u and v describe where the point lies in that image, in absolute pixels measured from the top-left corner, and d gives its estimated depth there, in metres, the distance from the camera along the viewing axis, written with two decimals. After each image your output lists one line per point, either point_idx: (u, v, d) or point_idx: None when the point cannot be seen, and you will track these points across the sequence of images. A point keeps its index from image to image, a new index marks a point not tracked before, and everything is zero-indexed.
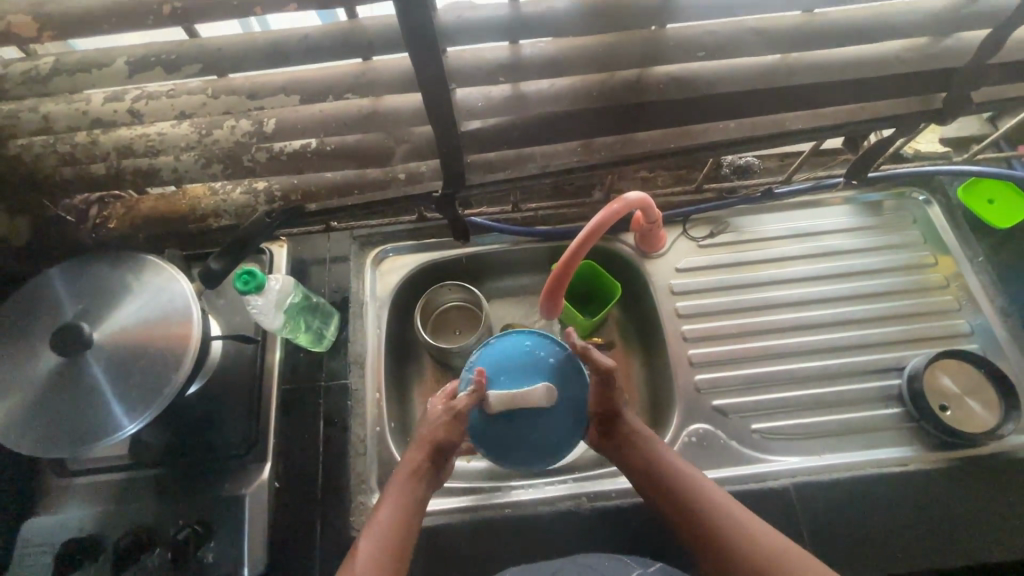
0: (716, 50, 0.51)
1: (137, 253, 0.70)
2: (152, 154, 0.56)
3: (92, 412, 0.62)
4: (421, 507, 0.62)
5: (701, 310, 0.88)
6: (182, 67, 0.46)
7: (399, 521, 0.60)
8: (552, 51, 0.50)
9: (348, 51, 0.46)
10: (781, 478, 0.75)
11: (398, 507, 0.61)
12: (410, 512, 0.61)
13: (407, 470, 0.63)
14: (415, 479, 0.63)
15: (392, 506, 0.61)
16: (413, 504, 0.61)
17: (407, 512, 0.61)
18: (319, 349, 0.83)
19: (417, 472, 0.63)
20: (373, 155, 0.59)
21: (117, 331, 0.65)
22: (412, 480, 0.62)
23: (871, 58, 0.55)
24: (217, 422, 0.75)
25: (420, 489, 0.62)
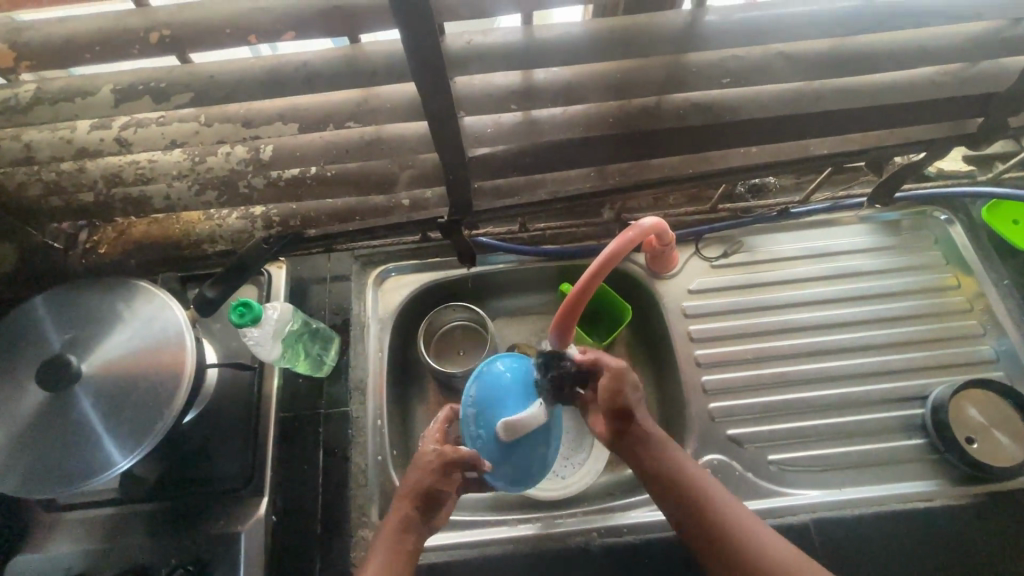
0: (742, 76, 0.48)
1: (129, 280, 0.67)
2: (143, 182, 0.53)
3: (81, 449, 0.59)
4: (409, 559, 0.61)
5: (715, 334, 0.85)
6: (172, 97, 0.43)
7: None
8: (566, 77, 0.47)
9: (349, 79, 0.43)
10: (800, 514, 0.72)
11: (384, 562, 0.60)
12: (396, 568, 0.59)
13: (393, 522, 0.62)
14: (402, 532, 0.61)
15: (377, 560, 0.60)
16: (400, 558, 0.60)
17: (394, 567, 0.59)
18: (319, 374, 0.80)
19: (404, 524, 0.62)
20: (376, 183, 0.56)
21: (108, 361, 0.62)
22: (398, 534, 0.61)
23: (905, 83, 0.52)
24: (212, 454, 0.72)
25: (407, 543, 0.61)
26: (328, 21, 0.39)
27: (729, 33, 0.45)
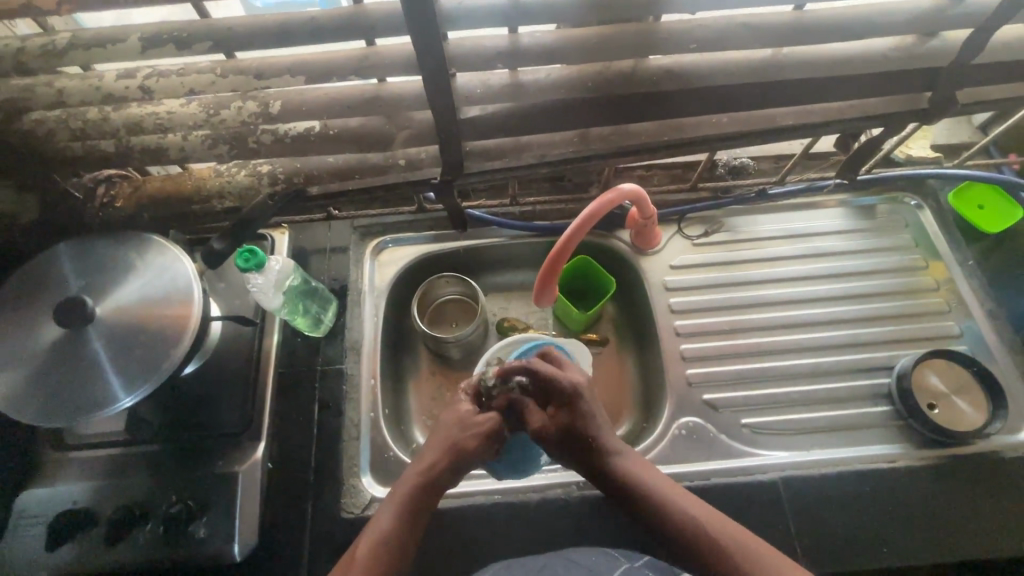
0: (708, 42, 0.54)
1: (142, 233, 0.72)
2: (161, 132, 0.58)
3: (91, 385, 0.63)
4: (427, 513, 0.61)
5: (694, 306, 0.89)
6: (193, 45, 0.48)
7: (402, 524, 0.58)
8: (548, 40, 0.53)
9: (353, 32, 0.48)
10: (769, 472, 0.75)
11: (404, 510, 0.59)
12: (413, 517, 0.59)
13: (422, 474, 0.61)
14: (428, 488, 0.61)
15: (397, 507, 0.60)
16: (420, 511, 0.60)
17: (413, 516, 0.59)
18: (315, 334, 0.84)
19: (432, 481, 0.61)
20: (374, 140, 0.61)
21: (121, 308, 0.67)
22: (424, 487, 0.61)
23: (858, 56, 0.57)
24: (213, 403, 0.76)
25: (431, 500, 0.61)
26: None
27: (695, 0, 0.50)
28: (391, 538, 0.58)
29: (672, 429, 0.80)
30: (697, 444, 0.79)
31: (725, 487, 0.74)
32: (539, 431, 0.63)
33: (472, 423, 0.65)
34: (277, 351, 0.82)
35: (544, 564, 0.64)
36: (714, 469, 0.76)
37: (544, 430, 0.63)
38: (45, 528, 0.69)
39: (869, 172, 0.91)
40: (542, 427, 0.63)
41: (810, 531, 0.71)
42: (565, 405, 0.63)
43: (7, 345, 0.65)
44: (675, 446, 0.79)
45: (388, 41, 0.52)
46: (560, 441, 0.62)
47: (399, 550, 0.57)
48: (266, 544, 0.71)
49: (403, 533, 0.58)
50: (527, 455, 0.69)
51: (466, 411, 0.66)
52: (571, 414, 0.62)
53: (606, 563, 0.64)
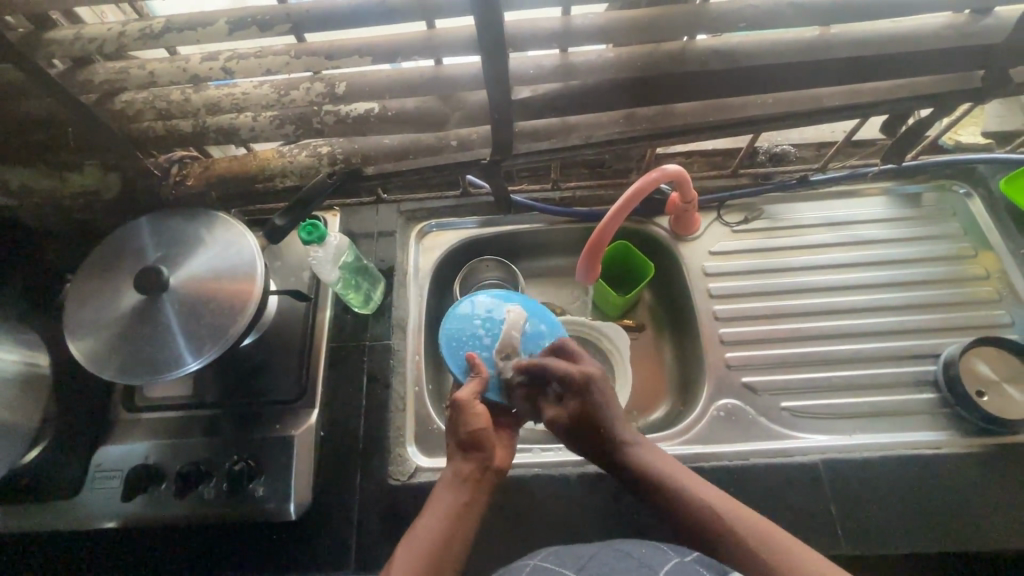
0: (757, 22, 0.55)
1: (210, 211, 0.77)
2: (236, 111, 0.63)
3: (165, 348, 0.68)
4: (469, 507, 0.62)
5: (734, 291, 0.90)
6: (275, 27, 0.52)
7: (444, 528, 0.60)
8: (600, 21, 0.55)
9: (420, 12, 0.52)
10: (809, 454, 0.75)
11: (441, 514, 0.61)
12: (454, 517, 0.61)
13: (447, 476, 0.64)
14: (458, 486, 0.63)
15: (436, 513, 0.61)
16: (458, 509, 0.61)
17: (450, 513, 0.61)
18: (365, 311, 0.88)
19: (460, 479, 0.63)
20: (430, 121, 0.64)
21: (190, 279, 0.72)
22: (453, 489, 0.63)
23: (909, 34, 0.57)
24: (271, 371, 0.80)
25: (465, 497, 0.62)
26: None
27: None
28: (439, 541, 0.59)
29: (710, 410, 0.81)
30: (736, 425, 0.80)
31: (766, 467, 0.74)
32: (551, 418, 0.66)
33: (470, 408, 0.66)
34: (328, 326, 0.86)
35: (593, 553, 0.62)
36: (753, 450, 0.77)
37: (553, 419, 0.66)
38: (118, 482, 0.75)
39: (915, 159, 0.90)
40: (551, 416, 0.66)
41: (851, 513, 0.71)
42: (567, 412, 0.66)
43: (93, 311, 0.71)
44: (714, 426, 0.80)
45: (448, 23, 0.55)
46: (568, 433, 0.66)
47: (448, 550, 0.59)
48: (319, 505, 0.75)
49: (446, 533, 0.60)
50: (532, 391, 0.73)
51: (465, 393, 0.67)
52: (582, 400, 0.65)
53: (655, 554, 0.61)
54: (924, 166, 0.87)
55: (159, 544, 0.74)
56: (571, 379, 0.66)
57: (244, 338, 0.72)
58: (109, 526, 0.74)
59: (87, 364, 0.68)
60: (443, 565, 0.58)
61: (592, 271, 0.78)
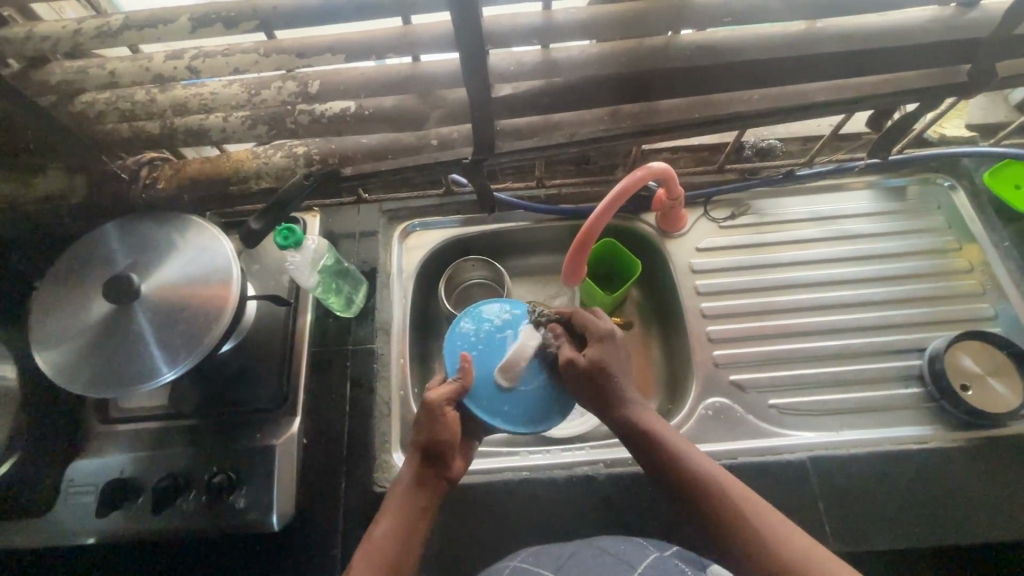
0: (742, 16, 0.54)
1: (182, 214, 0.75)
2: (205, 112, 0.60)
3: (139, 359, 0.66)
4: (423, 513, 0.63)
5: (721, 288, 0.89)
6: (240, 24, 0.49)
7: (397, 530, 0.61)
8: (582, 16, 0.54)
9: (394, 9, 0.49)
10: (798, 452, 0.75)
11: (399, 518, 0.62)
12: (408, 521, 0.62)
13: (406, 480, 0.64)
14: (414, 491, 0.63)
15: (390, 520, 0.62)
16: (414, 514, 0.62)
17: (404, 520, 0.62)
18: (347, 314, 0.85)
19: (418, 483, 0.64)
20: (408, 120, 0.62)
21: (163, 286, 0.69)
22: (408, 495, 0.63)
23: (895, 29, 0.57)
24: (250, 378, 0.79)
25: (420, 500, 0.63)
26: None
27: None
28: (398, 545, 0.61)
29: (699, 409, 0.81)
30: (724, 424, 0.79)
31: (754, 466, 0.74)
32: (570, 360, 0.65)
33: (439, 413, 0.64)
34: (310, 330, 0.84)
35: (573, 552, 0.62)
36: (741, 448, 0.76)
37: (575, 359, 0.65)
38: (93, 497, 0.72)
39: (900, 153, 0.90)
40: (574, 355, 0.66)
41: (839, 510, 0.71)
42: (593, 373, 0.65)
43: (61, 321, 0.68)
44: (702, 426, 0.79)
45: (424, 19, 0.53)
46: (584, 376, 0.65)
47: (400, 554, 0.60)
48: (303, 515, 0.74)
49: (400, 537, 0.61)
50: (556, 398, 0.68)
51: (437, 397, 0.64)
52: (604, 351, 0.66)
53: (635, 552, 0.62)
54: (909, 159, 0.87)
55: (137, 559, 0.72)
56: (603, 330, 0.67)
57: (222, 346, 0.70)
58: (86, 543, 0.72)
59: (56, 377, 0.66)
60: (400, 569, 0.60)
61: (579, 267, 0.77)
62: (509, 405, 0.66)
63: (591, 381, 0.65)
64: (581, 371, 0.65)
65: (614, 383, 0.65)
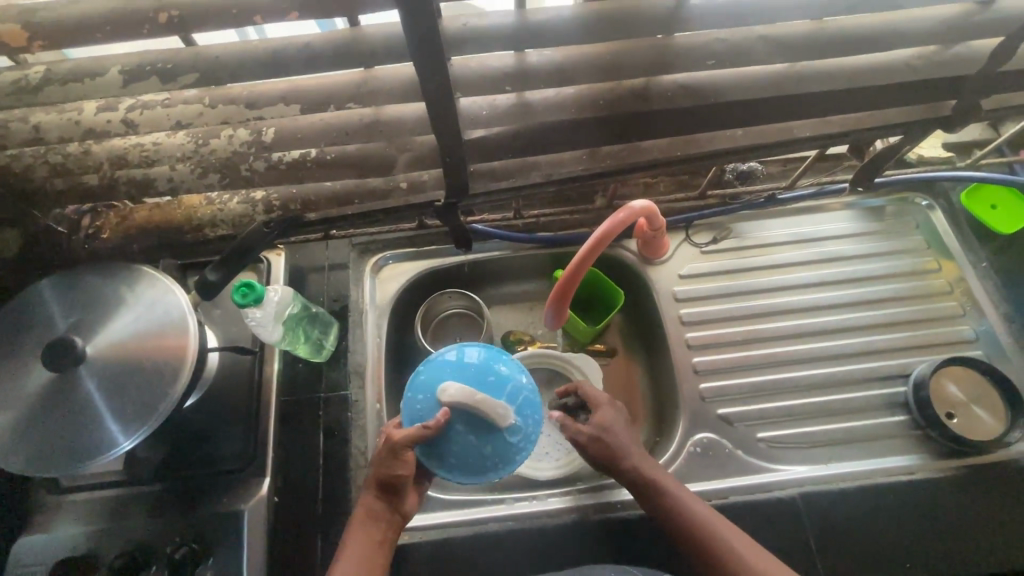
0: (728, 58, 0.50)
1: (131, 265, 0.69)
2: (147, 164, 0.55)
3: (89, 428, 0.61)
4: (382, 549, 0.63)
5: (706, 317, 0.87)
6: (179, 77, 0.44)
7: (358, 562, 0.61)
8: (556, 61, 0.48)
9: (352, 59, 0.45)
10: (788, 488, 0.74)
11: (358, 556, 0.61)
12: (366, 552, 0.62)
13: (361, 513, 0.64)
14: (370, 522, 0.63)
15: (354, 556, 0.61)
16: (373, 543, 0.62)
17: (366, 558, 0.61)
18: (318, 360, 0.81)
19: (373, 517, 0.64)
20: (374, 165, 0.58)
21: (111, 345, 0.64)
22: (364, 528, 0.63)
23: (883, 65, 0.54)
24: (216, 435, 0.74)
25: (376, 530, 0.63)
26: (330, 4, 0.40)
27: (714, 16, 0.47)
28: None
29: (687, 446, 0.79)
30: (712, 461, 0.77)
31: (744, 506, 0.72)
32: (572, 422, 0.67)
33: (394, 453, 0.62)
34: (278, 378, 0.79)
35: None
36: (731, 487, 0.75)
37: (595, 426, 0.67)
38: None
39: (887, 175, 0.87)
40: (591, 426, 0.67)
41: (832, 549, 0.70)
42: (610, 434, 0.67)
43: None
44: (691, 464, 0.77)
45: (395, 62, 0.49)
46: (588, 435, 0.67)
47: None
48: None
49: (360, 568, 0.61)
50: (453, 457, 0.62)
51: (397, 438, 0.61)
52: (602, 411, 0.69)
53: None
54: (892, 182, 0.85)
55: None
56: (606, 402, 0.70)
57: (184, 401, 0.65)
58: None
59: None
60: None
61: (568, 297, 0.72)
62: (421, 403, 0.64)
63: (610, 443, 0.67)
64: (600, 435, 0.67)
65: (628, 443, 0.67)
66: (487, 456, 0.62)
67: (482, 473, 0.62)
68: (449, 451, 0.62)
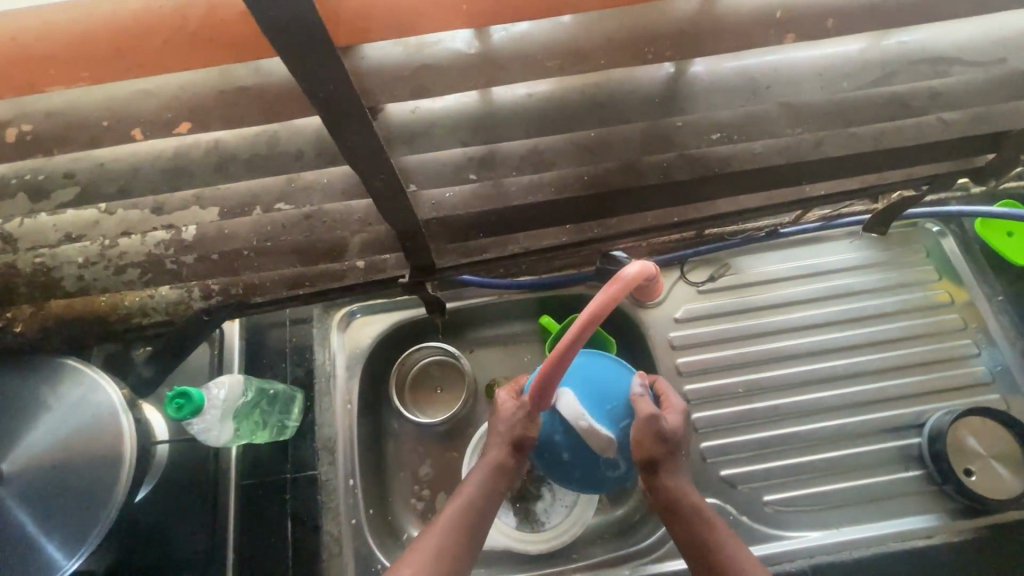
0: (732, 129, 0.41)
1: (51, 358, 0.59)
2: (47, 271, 0.47)
3: (17, 554, 0.54)
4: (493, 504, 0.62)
5: (705, 366, 0.80)
6: (53, 193, 0.35)
7: (473, 507, 0.60)
8: (528, 142, 0.40)
9: (271, 163, 0.36)
10: (798, 560, 0.69)
11: (470, 500, 0.61)
12: (481, 499, 0.61)
13: (488, 461, 0.62)
14: (494, 473, 0.62)
15: (458, 506, 0.60)
16: (492, 493, 0.62)
17: (477, 509, 0.60)
18: (283, 437, 0.73)
19: (497, 466, 0.62)
20: (322, 253, 0.49)
21: (33, 454, 0.56)
22: (494, 475, 0.62)
23: (915, 125, 0.46)
24: (167, 534, 0.65)
25: (504, 479, 0.62)
26: (230, 112, 0.31)
27: (724, 91, 0.37)
28: (459, 531, 0.58)
29: None
30: None
31: None
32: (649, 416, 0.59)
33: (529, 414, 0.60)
34: (238, 461, 0.71)
35: None
36: None
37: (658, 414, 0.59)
38: None
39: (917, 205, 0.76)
40: (656, 413, 0.59)
41: None
42: (669, 435, 0.60)
43: None
44: None
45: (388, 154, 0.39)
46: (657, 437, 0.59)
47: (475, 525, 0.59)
48: None
49: (473, 513, 0.60)
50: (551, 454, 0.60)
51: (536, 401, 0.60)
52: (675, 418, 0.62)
53: None
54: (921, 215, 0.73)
55: None
56: (678, 405, 0.64)
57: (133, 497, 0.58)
58: None
59: None
60: (474, 538, 0.59)
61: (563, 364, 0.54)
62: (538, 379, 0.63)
63: (657, 445, 0.59)
64: (656, 430, 0.59)
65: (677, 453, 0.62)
66: (575, 470, 0.60)
67: (561, 475, 0.61)
68: (544, 450, 0.61)
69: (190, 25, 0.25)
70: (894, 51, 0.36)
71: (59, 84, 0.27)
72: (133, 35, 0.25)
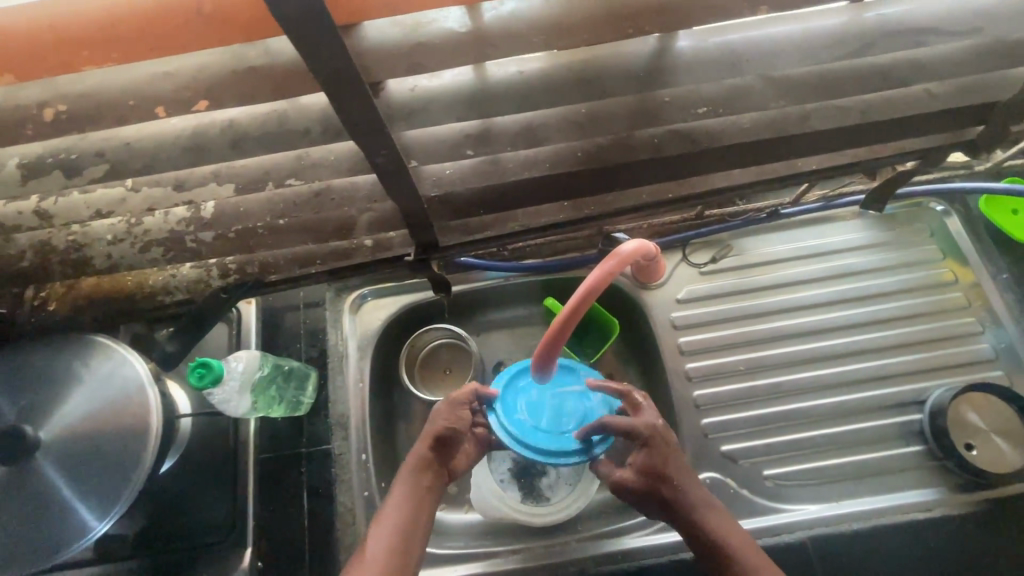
0: (720, 103, 0.43)
1: (82, 335, 0.63)
2: (77, 249, 0.51)
3: (54, 517, 0.58)
4: (427, 507, 0.62)
5: (706, 345, 0.81)
6: (85, 170, 0.38)
7: (414, 493, 0.61)
8: (525, 118, 0.42)
9: (284, 138, 0.38)
10: (797, 531, 0.70)
11: (402, 503, 0.61)
12: (410, 504, 0.61)
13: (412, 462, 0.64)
14: (419, 470, 0.63)
15: (390, 515, 0.60)
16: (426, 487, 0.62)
17: (409, 514, 0.60)
18: (299, 413, 0.77)
19: (422, 467, 0.63)
20: (331, 230, 0.52)
21: (65, 424, 0.60)
22: (414, 476, 0.62)
23: (902, 97, 0.47)
24: (191, 502, 0.69)
25: (424, 480, 0.62)
26: (244, 91, 0.33)
27: (706, 66, 0.39)
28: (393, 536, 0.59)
29: None
30: None
31: None
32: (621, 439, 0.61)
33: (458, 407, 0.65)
34: (257, 436, 0.75)
35: None
36: None
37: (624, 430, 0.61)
38: None
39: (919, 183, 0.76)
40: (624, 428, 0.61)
41: None
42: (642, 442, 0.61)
43: None
44: None
45: (414, 133, 0.42)
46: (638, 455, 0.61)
47: (424, 492, 0.62)
48: None
49: (406, 517, 0.60)
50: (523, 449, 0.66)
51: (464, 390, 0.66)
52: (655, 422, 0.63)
53: None
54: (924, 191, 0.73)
55: None
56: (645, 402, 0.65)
57: (158, 465, 0.61)
58: None
59: None
60: (430, 501, 0.62)
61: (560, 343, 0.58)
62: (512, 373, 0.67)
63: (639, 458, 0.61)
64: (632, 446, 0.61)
65: (673, 453, 0.62)
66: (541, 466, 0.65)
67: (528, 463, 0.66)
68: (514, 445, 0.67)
69: (206, 8, 0.28)
70: (872, 24, 0.38)
71: (91, 65, 0.30)
72: (156, 18, 0.28)
